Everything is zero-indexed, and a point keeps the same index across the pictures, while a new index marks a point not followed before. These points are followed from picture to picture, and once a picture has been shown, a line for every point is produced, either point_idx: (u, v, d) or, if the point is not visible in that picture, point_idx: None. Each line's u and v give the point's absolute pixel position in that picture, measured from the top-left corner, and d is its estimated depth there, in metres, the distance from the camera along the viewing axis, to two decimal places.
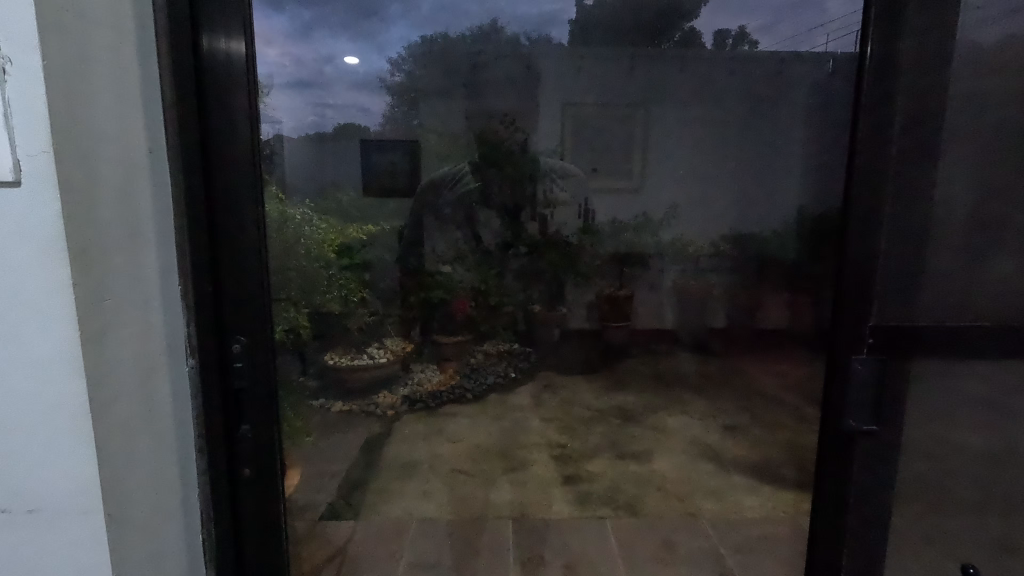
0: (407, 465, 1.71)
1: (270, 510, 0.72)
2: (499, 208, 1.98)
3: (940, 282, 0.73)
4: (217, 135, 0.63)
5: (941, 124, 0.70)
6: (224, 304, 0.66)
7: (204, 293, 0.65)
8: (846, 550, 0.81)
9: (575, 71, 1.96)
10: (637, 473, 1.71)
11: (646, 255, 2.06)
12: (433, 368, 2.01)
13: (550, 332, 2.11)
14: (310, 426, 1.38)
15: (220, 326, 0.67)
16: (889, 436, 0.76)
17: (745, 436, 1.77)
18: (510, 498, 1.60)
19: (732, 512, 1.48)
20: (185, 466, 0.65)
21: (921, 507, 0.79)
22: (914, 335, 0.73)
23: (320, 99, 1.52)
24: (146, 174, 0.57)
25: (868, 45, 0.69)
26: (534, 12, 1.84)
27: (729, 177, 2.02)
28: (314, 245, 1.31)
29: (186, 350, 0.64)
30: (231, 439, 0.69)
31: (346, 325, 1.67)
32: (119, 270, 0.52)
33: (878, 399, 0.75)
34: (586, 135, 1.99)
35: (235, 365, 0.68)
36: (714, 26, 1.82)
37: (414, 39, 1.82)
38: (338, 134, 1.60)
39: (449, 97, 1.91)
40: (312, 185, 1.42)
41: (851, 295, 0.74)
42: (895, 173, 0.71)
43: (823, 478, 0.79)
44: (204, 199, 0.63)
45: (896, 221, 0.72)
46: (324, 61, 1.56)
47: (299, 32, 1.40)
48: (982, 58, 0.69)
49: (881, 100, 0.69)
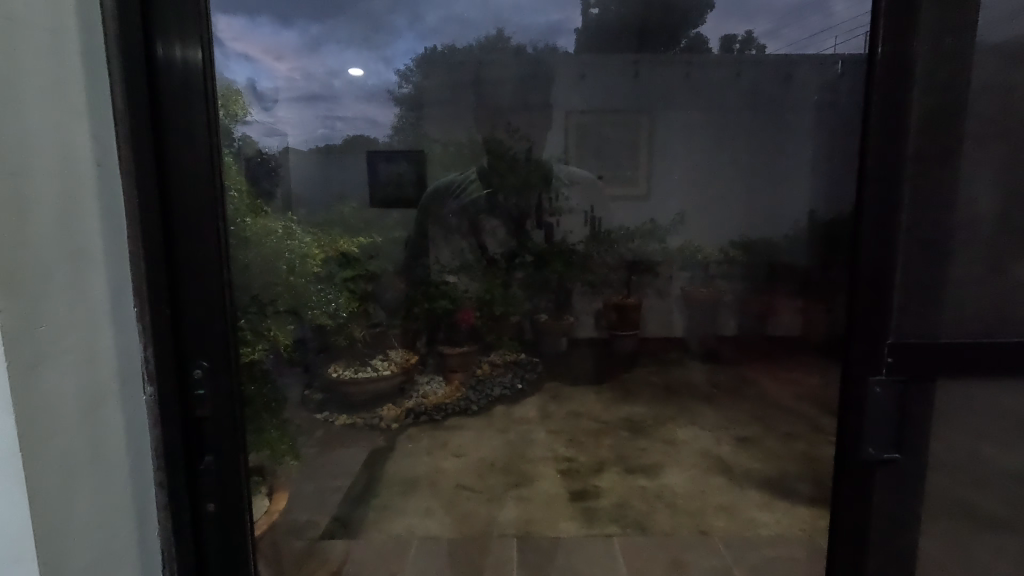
0: (407, 481, 1.82)
1: (237, 498, 1.00)
2: (504, 217, 1.95)
3: (962, 301, 0.91)
4: (178, 220, 0.91)
5: (959, 170, 0.89)
6: (181, 340, 0.94)
7: (180, 315, 0.93)
8: (867, 550, 1.00)
9: (577, 77, 1.88)
10: (645, 488, 1.81)
11: (655, 263, 1.95)
12: (439, 380, 1.96)
13: (558, 342, 2.01)
14: (299, 447, 1.56)
15: (189, 358, 0.94)
16: (907, 460, 0.95)
17: (749, 452, 1.85)
18: (515, 516, 1.74)
19: (746, 530, 1.63)
20: (138, 469, 0.89)
21: (937, 504, 0.97)
22: (932, 351, 0.91)
23: (329, 111, 1.71)
24: (101, 262, 0.81)
25: (874, 102, 0.89)
26: (540, 22, 1.87)
27: (746, 182, 1.84)
28: (279, 261, 1.39)
29: (145, 381, 0.91)
30: (196, 421, 0.96)
31: (345, 337, 1.75)
32: (61, 332, 0.73)
33: (895, 419, 0.94)
34: (591, 141, 1.90)
35: (197, 388, 0.95)
36: (721, 30, 1.81)
37: (420, 51, 1.84)
38: (347, 145, 1.73)
39: (454, 104, 1.88)
40: (317, 192, 1.64)
41: (867, 323, 0.93)
42: (911, 211, 0.90)
43: (841, 486, 1.00)
44: (174, 252, 0.91)
45: (911, 255, 0.90)
46: (331, 76, 1.74)
47: (309, 52, 1.70)
48: (993, 114, 0.88)
49: (890, 153, 0.89)
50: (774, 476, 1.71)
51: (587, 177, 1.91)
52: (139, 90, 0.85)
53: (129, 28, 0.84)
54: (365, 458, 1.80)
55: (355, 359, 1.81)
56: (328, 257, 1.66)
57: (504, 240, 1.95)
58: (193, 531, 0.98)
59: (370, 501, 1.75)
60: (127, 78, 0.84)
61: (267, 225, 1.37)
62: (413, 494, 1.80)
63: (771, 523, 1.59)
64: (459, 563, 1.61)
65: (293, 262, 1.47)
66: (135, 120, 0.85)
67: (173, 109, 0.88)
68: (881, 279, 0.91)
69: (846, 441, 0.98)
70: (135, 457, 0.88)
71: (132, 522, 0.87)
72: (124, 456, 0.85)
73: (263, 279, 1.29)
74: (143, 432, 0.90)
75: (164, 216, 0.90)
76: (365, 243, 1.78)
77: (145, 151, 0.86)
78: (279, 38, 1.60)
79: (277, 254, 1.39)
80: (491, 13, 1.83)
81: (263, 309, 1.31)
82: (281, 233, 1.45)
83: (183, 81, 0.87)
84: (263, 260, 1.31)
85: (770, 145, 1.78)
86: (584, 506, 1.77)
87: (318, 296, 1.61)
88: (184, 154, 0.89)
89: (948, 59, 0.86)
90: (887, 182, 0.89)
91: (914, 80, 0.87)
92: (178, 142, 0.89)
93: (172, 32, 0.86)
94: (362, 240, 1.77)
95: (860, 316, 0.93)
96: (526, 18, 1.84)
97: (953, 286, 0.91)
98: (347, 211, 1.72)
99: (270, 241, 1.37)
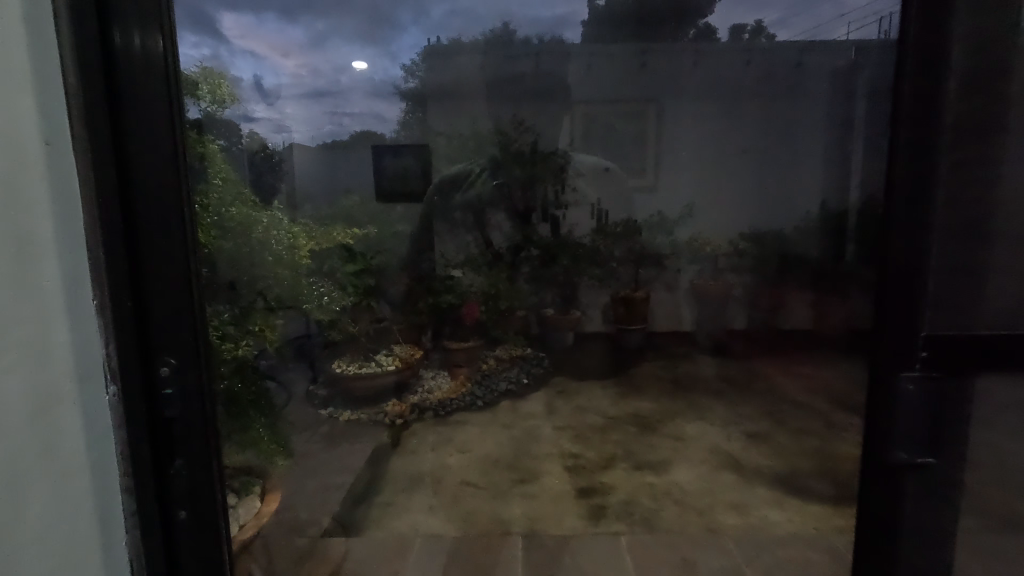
0: (414, 477, 1.79)
1: (208, 503, 0.96)
2: (510, 211, 1.95)
3: (1000, 290, 0.87)
4: (148, 213, 0.87)
5: (996, 150, 0.84)
6: (150, 336, 0.90)
7: (144, 309, 0.89)
8: (894, 552, 0.98)
9: (585, 67, 1.83)
10: (652, 485, 1.78)
11: (662, 255, 1.93)
12: (445, 375, 1.95)
13: (564, 337, 2.00)
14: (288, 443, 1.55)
15: (156, 355, 0.91)
16: (940, 459, 0.92)
17: (762, 449, 1.80)
18: (520, 513, 1.72)
19: (755, 528, 1.61)
20: (100, 469, 0.86)
21: (971, 508, 0.93)
22: (967, 343, 0.88)
23: (337, 107, 1.67)
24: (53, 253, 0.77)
25: (907, 82, 0.85)
26: (547, 15, 1.80)
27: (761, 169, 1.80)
28: (259, 251, 1.39)
29: (107, 379, 0.87)
30: (165, 423, 0.92)
31: (348, 333, 1.74)
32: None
33: (927, 417, 0.90)
34: (598, 133, 1.87)
35: (164, 387, 0.91)
36: (731, 20, 1.76)
37: (426, 44, 1.79)
38: (354, 141, 1.71)
39: (459, 99, 1.86)
40: (321, 186, 1.64)
41: (898, 317, 0.89)
42: (945, 196, 0.86)
43: (870, 487, 0.97)
44: (139, 244, 0.87)
45: (946, 243, 0.86)
46: (338, 72, 1.70)
47: (316, 47, 1.67)
48: None
49: (922, 135, 0.85)
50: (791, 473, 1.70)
51: (591, 169, 1.90)
52: (94, 75, 0.80)
53: (81, 7, 0.79)
54: (369, 454, 1.78)
55: (355, 354, 1.78)
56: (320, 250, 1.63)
57: (510, 233, 1.94)
58: (164, 535, 0.95)
59: (373, 499, 1.72)
60: (79, 60, 0.80)
61: (249, 215, 1.35)
62: (418, 490, 1.77)
63: (783, 521, 1.59)
64: (461, 561, 1.59)
65: (276, 252, 1.45)
66: (90, 113, 0.81)
67: (133, 99, 0.84)
68: (917, 272, 0.88)
69: (873, 439, 0.96)
70: (96, 458, 0.85)
71: (90, 524, 0.84)
72: (83, 459, 0.83)
73: (243, 270, 1.30)
74: (103, 435, 0.86)
75: (127, 210, 0.86)
76: (368, 236, 1.76)
77: (101, 145, 0.82)
78: (284, 35, 1.60)
79: (261, 244, 1.39)
80: (496, 8, 1.78)
81: (240, 301, 1.28)
82: (266, 226, 1.44)
83: (145, 69, 0.83)
84: (243, 253, 1.30)
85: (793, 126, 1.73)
86: (593, 504, 1.74)
87: (311, 288, 1.59)
88: (150, 146, 0.85)
89: (982, 36, 0.82)
90: (921, 166, 0.85)
91: (952, 62, 0.83)
92: (143, 137, 0.85)
93: (131, 18, 0.82)
94: (359, 233, 1.74)
95: (890, 309, 0.89)
96: (530, 12, 1.78)
97: (994, 274, 0.87)
98: (352, 206, 1.72)
99: (251, 231, 1.36)
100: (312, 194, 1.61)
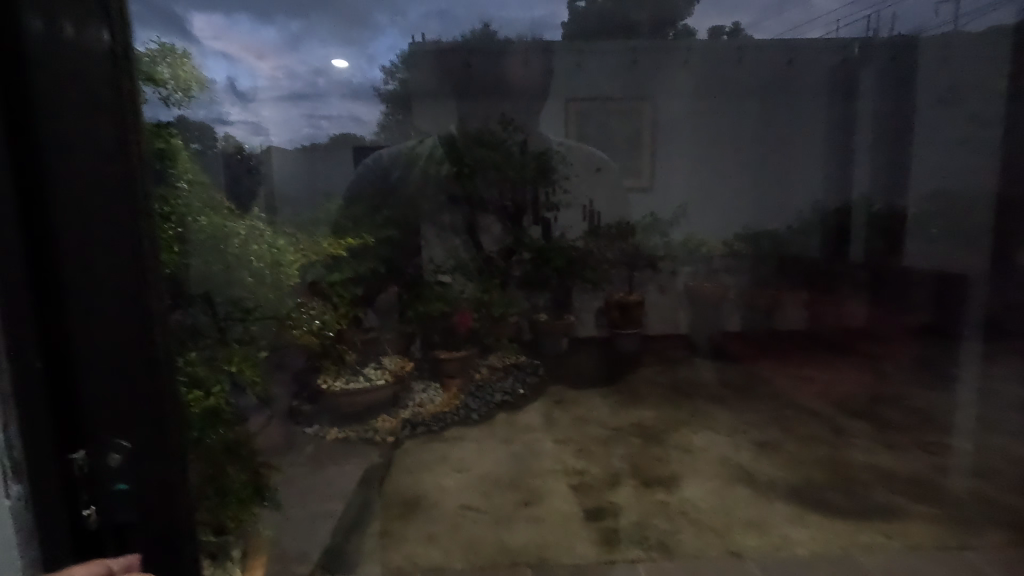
0: (409, 501, 1.76)
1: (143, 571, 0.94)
2: (498, 211, 1.79)
3: None
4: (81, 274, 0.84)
5: None
6: (82, 413, 0.88)
7: (39, 366, 0.83)
8: None
9: (574, 65, 1.71)
10: (662, 502, 1.82)
11: (655, 257, 1.81)
12: (436, 387, 1.83)
13: (558, 343, 1.86)
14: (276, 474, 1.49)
15: (81, 437, 0.88)
16: None
17: (769, 460, 1.91)
18: (528, 540, 1.71)
19: (778, 550, 1.67)
20: None
21: None
22: None
23: (314, 110, 1.49)
24: None
25: None
26: (524, 18, 1.67)
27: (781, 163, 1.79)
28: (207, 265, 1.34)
29: None
30: (98, 474, 0.89)
31: (338, 347, 1.63)
32: None
33: None
34: (591, 133, 1.75)
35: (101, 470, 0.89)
36: (706, 23, 1.71)
37: (404, 48, 1.60)
38: (332, 146, 1.53)
39: (438, 100, 1.68)
40: (301, 192, 1.52)
41: None
42: None
43: None
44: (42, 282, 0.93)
45: None
46: (315, 74, 1.48)
47: (289, 44, 1.46)
48: None
49: None
50: (800, 485, 1.85)
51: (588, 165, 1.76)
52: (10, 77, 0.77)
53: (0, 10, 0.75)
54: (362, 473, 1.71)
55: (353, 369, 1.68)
56: (308, 268, 1.54)
57: (501, 237, 1.79)
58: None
59: (367, 527, 1.67)
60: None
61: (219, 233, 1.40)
62: (417, 517, 1.75)
63: (803, 539, 1.70)
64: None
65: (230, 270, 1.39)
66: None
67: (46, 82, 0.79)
68: None
69: None
70: None
71: None
72: None
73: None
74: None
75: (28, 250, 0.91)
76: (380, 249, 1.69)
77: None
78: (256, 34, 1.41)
79: (235, 261, 1.38)
80: (475, 7, 1.62)
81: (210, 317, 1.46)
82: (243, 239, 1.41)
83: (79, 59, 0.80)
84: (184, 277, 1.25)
85: (815, 119, 1.75)
86: (604, 527, 1.74)
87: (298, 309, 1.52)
88: (97, 190, 0.84)
89: None
90: None
91: None
92: (55, 134, 0.80)
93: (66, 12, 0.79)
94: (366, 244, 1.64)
95: None
96: (510, 12, 1.65)
97: None
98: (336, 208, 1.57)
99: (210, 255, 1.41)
100: (293, 199, 1.51)
